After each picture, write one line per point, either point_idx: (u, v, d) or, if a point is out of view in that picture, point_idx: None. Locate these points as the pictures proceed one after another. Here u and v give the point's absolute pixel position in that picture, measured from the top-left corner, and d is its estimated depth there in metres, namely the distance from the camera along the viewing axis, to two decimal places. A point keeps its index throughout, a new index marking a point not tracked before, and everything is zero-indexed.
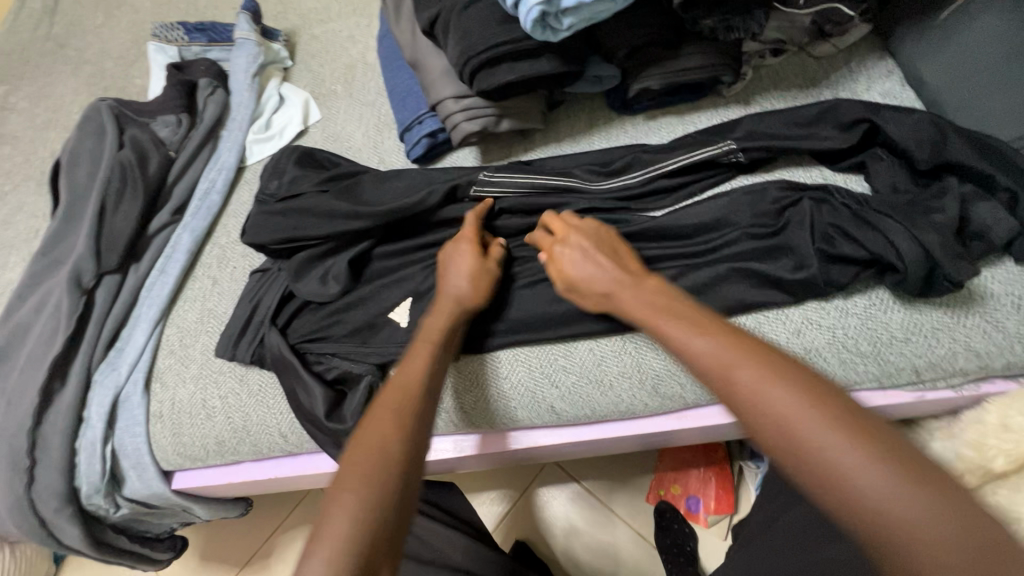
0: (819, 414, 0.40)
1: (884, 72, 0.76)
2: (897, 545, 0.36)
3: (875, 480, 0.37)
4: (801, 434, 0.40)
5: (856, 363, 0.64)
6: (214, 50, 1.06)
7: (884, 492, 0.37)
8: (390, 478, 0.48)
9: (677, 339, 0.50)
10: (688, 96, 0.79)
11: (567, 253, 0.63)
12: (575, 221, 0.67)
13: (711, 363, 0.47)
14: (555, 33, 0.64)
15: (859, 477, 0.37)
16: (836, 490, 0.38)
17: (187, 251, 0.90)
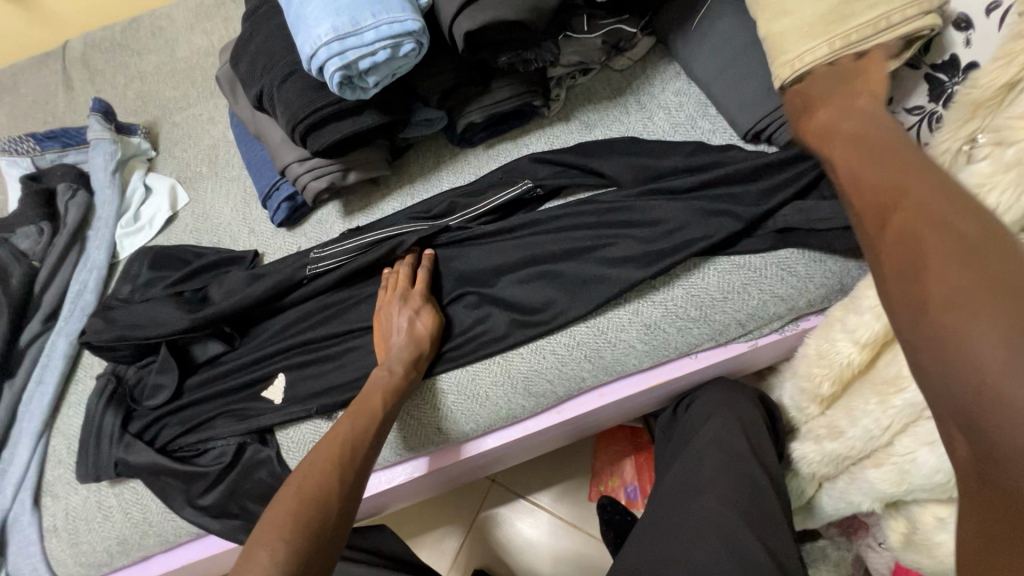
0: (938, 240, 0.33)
1: (673, 75, 0.87)
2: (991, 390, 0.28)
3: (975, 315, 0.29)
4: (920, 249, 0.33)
5: (690, 327, 0.72)
6: (70, 154, 1.07)
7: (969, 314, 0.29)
8: (302, 521, 0.53)
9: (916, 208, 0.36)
10: (515, 122, 0.87)
11: (395, 319, 0.73)
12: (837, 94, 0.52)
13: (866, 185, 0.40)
14: (365, 90, 0.70)
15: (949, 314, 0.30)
16: (982, 332, 0.28)
17: (64, 355, 0.88)
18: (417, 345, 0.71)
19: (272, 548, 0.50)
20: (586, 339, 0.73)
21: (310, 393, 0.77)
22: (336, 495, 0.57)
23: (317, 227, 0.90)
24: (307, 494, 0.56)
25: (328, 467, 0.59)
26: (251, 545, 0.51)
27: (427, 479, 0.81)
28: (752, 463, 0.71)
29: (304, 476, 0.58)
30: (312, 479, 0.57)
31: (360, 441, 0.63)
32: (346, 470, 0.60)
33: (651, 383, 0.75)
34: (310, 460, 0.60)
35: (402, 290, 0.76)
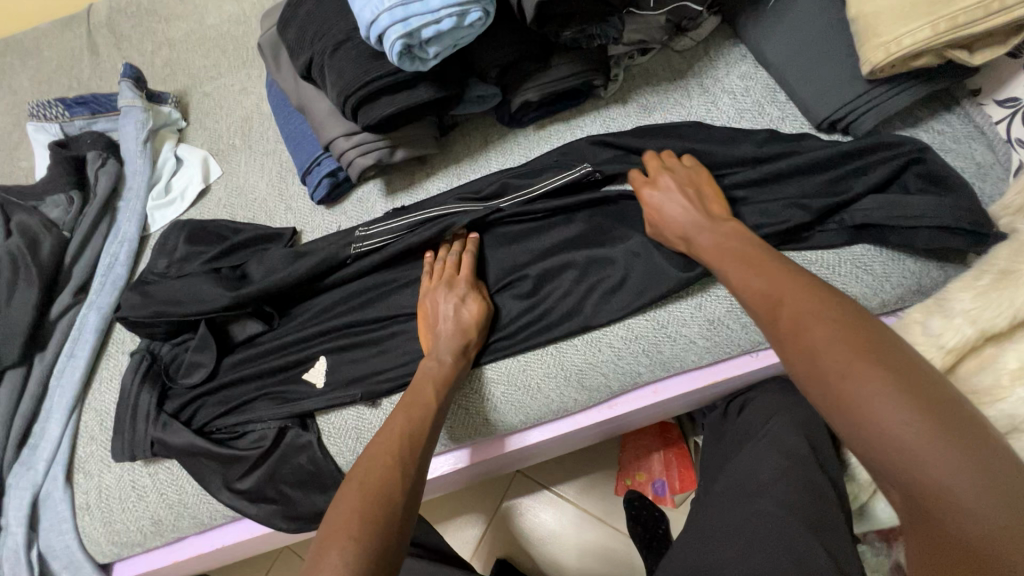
0: (862, 360, 0.40)
1: (738, 57, 0.82)
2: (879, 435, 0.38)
3: (853, 379, 0.40)
4: (837, 371, 0.41)
5: (755, 324, 0.69)
6: (99, 121, 1.03)
7: (860, 378, 0.39)
8: (370, 517, 0.51)
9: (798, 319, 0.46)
10: (569, 102, 0.83)
11: (440, 307, 0.70)
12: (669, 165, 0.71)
13: (763, 304, 0.50)
14: (424, 62, 0.66)
15: (850, 385, 0.40)
16: (849, 385, 0.40)
17: (96, 330, 0.86)
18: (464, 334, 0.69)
19: (343, 546, 0.48)
20: (644, 332, 0.70)
21: (353, 378, 0.74)
22: (399, 491, 0.54)
23: (357, 205, 0.87)
24: (371, 491, 0.53)
25: (389, 460, 0.56)
26: (320, 543, 0.49)
27: (468, 471, 0.79)
28: (814, 467, 0.68)
29: (368, 469, 0.55)
30: (374, 474, 0.55)
31: (418, 434, 0.61)
32: (407, 462, 0.57)
33: (708, 380, 0.72)
34: (368, 455, 0.57)
35: (444, 278, 0.72)
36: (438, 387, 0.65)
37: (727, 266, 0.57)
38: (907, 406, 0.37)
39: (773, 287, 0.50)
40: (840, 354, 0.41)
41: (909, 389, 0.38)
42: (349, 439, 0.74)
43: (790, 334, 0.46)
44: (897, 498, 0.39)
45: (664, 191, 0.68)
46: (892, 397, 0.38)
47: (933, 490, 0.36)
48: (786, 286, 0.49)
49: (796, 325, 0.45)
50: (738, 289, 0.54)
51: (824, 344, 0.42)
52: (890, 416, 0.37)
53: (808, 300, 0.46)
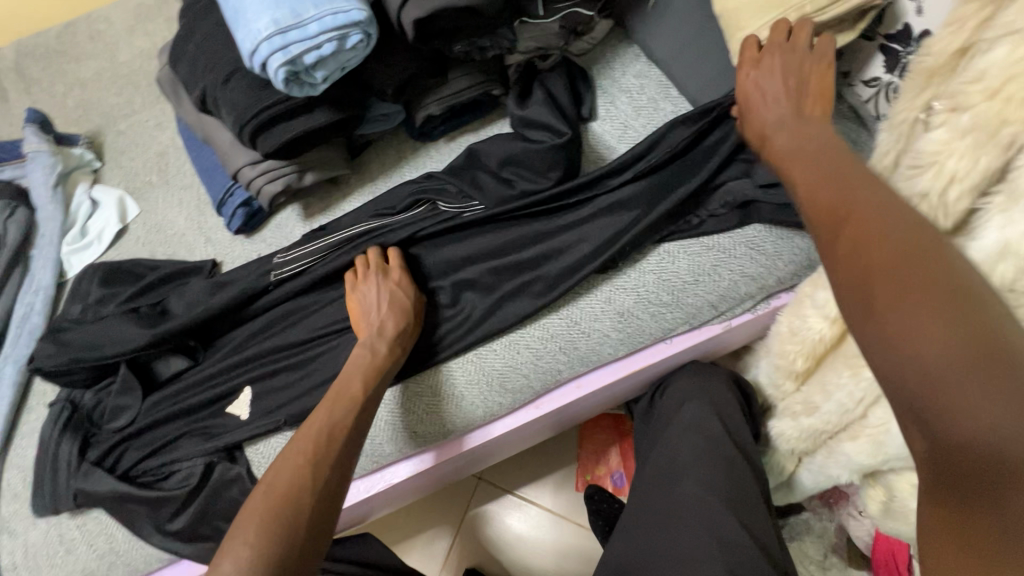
0: (911, 281, 0.36)
1: (633, 57, 0.85)
2: (917, 373, 0.34)
3: (908, 313, 0.35)
4: (880, 281, 0.38)
5: (663, 312, 0.71)
6: (6, 169, 1.00)
7: (915, 312, 0.35)
8: (282, 514, 0.52)
9: (846, 233, 0.41)
10: (475, 113, 0.85)
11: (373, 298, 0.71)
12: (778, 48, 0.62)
13: (819, 210, 0.45)
14: (313, 87, 0.67)
15: (907, 317, 0.35)
16: (902, 312, 0.36)
17: (13, 383, 0.84)
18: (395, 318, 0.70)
19: (250, 545, 0.49)
20: (559, 329, 0.72)
21: (278, 406, 0.74)
22: (308, 493, 0.55)
23: (276, 231, 0.87)
24: (279, 493, 0.54)
25: (305, 456, 0.57)
26: (227, 544, 0.50)
27: (403, 487, 0.79)
28: (729, 444, 0.70)
29: (284, 465, 0.56)
30: (290, 470, 0.56)
31: (338, 429, 0.61)
32: (324, 459, 0.58)
33: (626, 371, 0.74)
34: (282, 456, 0.58)
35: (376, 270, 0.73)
36: (364, 381, 0.66)
37: (789, 169, 0.52)
38: (961, 348, 0.33)
39: (831, 188, 0.45)
40: (903, 280, 0.37)
41: (956, 312, 0.34)
42: None
43: (841, 238, 0.41)
44: (915, 442, 0.35)
45: (765, 73, 0.62)
46: (940, 338, 0.34)
47: (967, 427, 0.32)
48: (855, 189, 0.43)
49: (864, 232, 0.40)
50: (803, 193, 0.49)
51: (886, 257, 0.38)
52: (932, 352, 0.34)
53: (867, 209, 0.42)
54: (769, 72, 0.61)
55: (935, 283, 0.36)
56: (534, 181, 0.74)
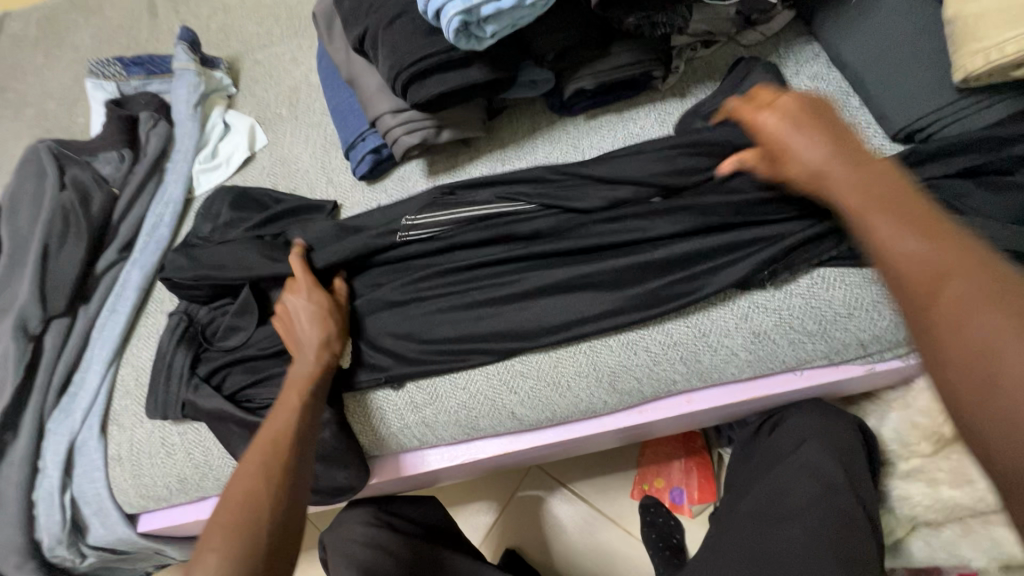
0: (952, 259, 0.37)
1: (811, 56, 0.77)
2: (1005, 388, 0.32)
3: (972, 319, 0.34)
4: (934, 271, 0.37)
5: (805, 342, 0.65)
6: (154, 83, 1.05)
7: (991, 318, 0.33)
8: (242, 521, 0.52)
9: (887, 239, 0.41)
10: (624, 93, 0.80)
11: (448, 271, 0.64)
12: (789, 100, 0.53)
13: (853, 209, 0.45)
14: (480, 41, 0.64)
15: (985, 329, 0.33)
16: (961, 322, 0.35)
17: (138, 287, 0.88)
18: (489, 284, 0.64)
19: (223, 551, 0.49)
20: (684, 338, 0.67)
21: (381, 359, 0.73)
22: (267, 499, 0.54)
23: (399, 182, 0.85)
24: (236, 499, 0.53)
25: (257, 465, 0.56)
26: (202, 544, 0.51)
27: (487, 461, 0.78)
28: (850, 497, 0.64)
29: (250, 469, 0.56)
30: (253, 475, 0.56)
31: (287, 436, 0.60)
32: (283, 470, 0.57)
33: (747, 396, 0.69)
34: (250, 456, 0.57)
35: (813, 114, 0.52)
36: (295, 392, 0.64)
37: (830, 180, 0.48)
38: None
39: (865, 190, 0.45)
40: (966, 283, 0.35)
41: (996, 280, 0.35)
42: (374, 419, 0.74)
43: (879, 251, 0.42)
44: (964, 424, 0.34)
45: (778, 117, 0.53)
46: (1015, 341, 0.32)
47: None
48: (879, 179, 0.45)
49: (904, 245, 0.39)
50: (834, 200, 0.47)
51: (919, 262, 0.38)
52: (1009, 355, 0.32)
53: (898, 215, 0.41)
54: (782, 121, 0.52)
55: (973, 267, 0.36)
56: (679, 181, 0.68)
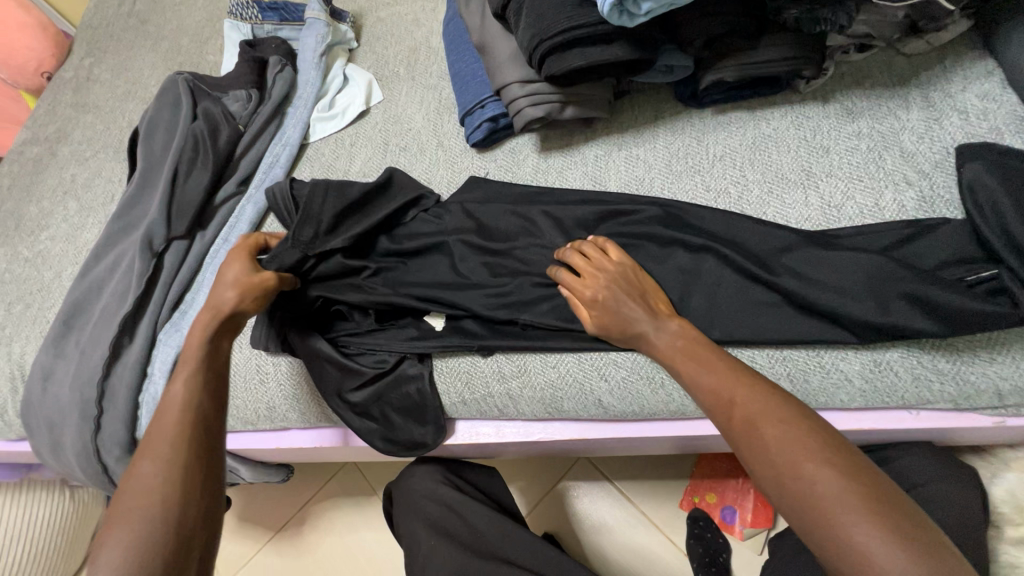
0: (817, 463, 0.45)
1: (983, 73, 0.70)
2: (761, 444, 0.49)
3: (748, 399, 0.52)
4: (790, 467, 0.46)
5: (930, 381, 0.60)
6: (285, 29, 1.10)
7: (709, 380, 0.55)
8: (133, 529, 0.49)
9: (688, 374, 0.57)
10: (762, 89, 0.76)
11: (640, 327, 0.62)
12: (602, 276, 0.65)
13: (715, 400, 0.54)
14: (632, 19, 0.62)
15: (727, 391, 0.53)
16: (758, 404, 0.51)
17: (250, 222, 0.93)
18: (624, 338, 0.64)
19: (111, 556, 0.48)
20: (795, 356, 0.63)
21: (476, 326, 0.74)
22: (172, 505, 0.51)
23: (510, 154, 0.85)
24: (134, 507, 0.50)
25: (157, 463, 0.53)
26: (105, 528, 0.50)
27: (562, 444, 0.77)
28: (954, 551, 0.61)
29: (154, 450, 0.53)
30: (156, 455, 0.53)
31: (196, 417, 0.57)
32: (192, 464, 0.53)
33: (852, 426, 0.65)
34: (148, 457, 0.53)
35: (630, 275, 0.66)
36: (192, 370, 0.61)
37: (681, 367, 0.58)
38: (782, 405, 0.50)
39: (727, 386, 0.54)
40: (756, 395, 0.52)
41: (854, 488, 0.44)
42: (459, 383, 0.75)
43: (749, 442, 0.50)
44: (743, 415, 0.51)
45: (607, 297, 0.64)
46: (743, 388, 0.53)
47: (806, 487, 0.45)
48: (738, 388, 0.53)
49: (700, 370, 0.57)
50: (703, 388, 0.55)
51: (785, 452, 0.47)
52: (777, 427, 0.49)
53: (758, 407, 0.51)
54: (600, 291, 0.64)
55: (831, 464, 0.45)
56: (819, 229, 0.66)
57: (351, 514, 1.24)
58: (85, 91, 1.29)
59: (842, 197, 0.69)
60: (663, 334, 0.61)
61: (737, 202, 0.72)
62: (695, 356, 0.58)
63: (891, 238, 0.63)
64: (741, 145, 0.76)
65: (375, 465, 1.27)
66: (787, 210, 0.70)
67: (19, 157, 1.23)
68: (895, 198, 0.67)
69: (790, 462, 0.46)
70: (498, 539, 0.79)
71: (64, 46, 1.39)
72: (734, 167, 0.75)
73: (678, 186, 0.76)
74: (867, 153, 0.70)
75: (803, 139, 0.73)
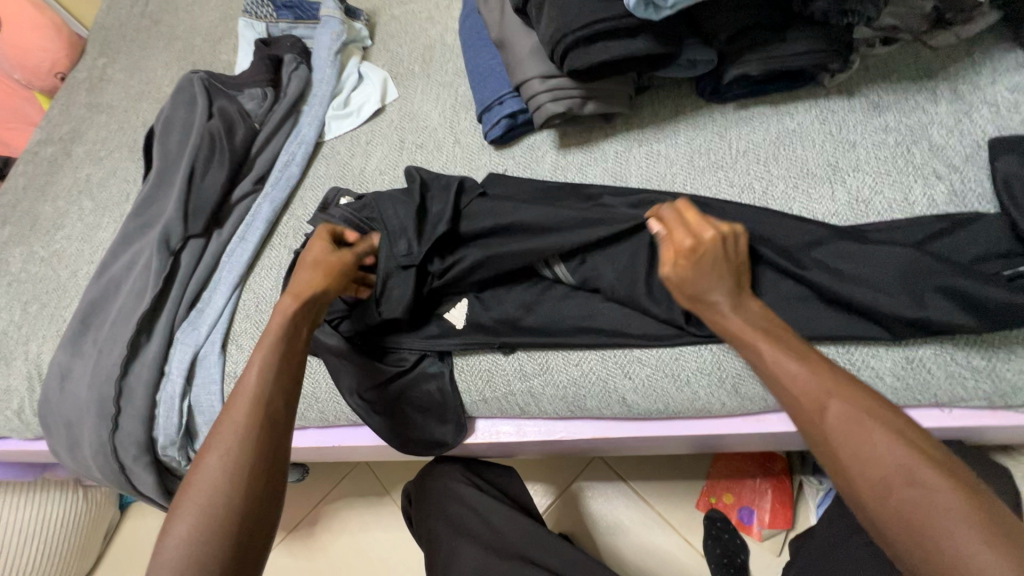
0: (930, 474, 0.40)
1: (1013, 65, 0.69)
2: (860, 454, 0.42)
3: (845, 402, 0.45)
4: (899, 477, 0.41)
5: (965, 378, 0.59)
6: (299, 27, 1.10)
7: (798, 372, 0.47)
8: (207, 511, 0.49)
9: (771, 362, 0.49)
10: (786, 84, 0.75)
11: (713, 295, 0.54)
12: (706, 240, 0.56)
13: (803, 397, 0.46)
14: (658, 11, 0.62)
15: (818, 391, 0.46)
16: (853, 408, 0.44)
17: (266, 220, 0.93)
18: (689, 299, 0.56)
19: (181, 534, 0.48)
20: (825, 354, 0.62)
21: (497, 324, 0.73)
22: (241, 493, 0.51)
23: (529, 151, 0.84)
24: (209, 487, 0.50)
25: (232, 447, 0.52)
26: (175, 508, 0.50)
27: (583, 443, 0.77)
28: None
29: (223, 441, 0.52)
30: (228, 440, 0.53)
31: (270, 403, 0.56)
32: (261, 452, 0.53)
33: None
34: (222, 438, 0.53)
35: (736, 253, 0.57)
36: (266, 351, 0.59)
37: (757, 348, 0.50)
38: (882, 412, 0.44)
39: (821, 383, 0.46)
40: (851, 399, 0.45)
41: (969, 502, 0.39)
42: (479, 382, 0.74)
43: (845, 446, 0.44)
44: (835, 418, 0.44)
45: (699, 262, 0.55)
46: (836, 388, 0.46)
47: (917, 509, 0.39)
48: (832, 384, 0.46)
49: (782, 363, 0.48)
50: (786, 382, 0.48)
51: (896, 466, 0.41)
52: (877, 437, 0.43)
53: (856, 406, 0.44)
54: (692, 254, 0.56)
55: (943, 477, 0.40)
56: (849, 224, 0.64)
57: (365, 514, 1.23)
58: (99, 92, 1.29)
59: (871, 191, 0.68)
60: (738, 311, 0.53)
61: (762, 197, 0.71)
62: (781, 344, 0.50)
63: (922, 233, 0.62)
64: (766, 140, 0.75)
65: (387, 465, 1.26)
66: (814, 205, 0.69)
67: (34, 156, 1.23)
68: (925, 192, 0.66)
69: (896, 479, 0.41)
70: (519, 539, 0.78)
71: (77, 46, 1.40)
72: (758, 162, 0.74)
73: (701, 181, 0.75)
74: (895, 147, 0.69)
75: (828, 133, 0.72)
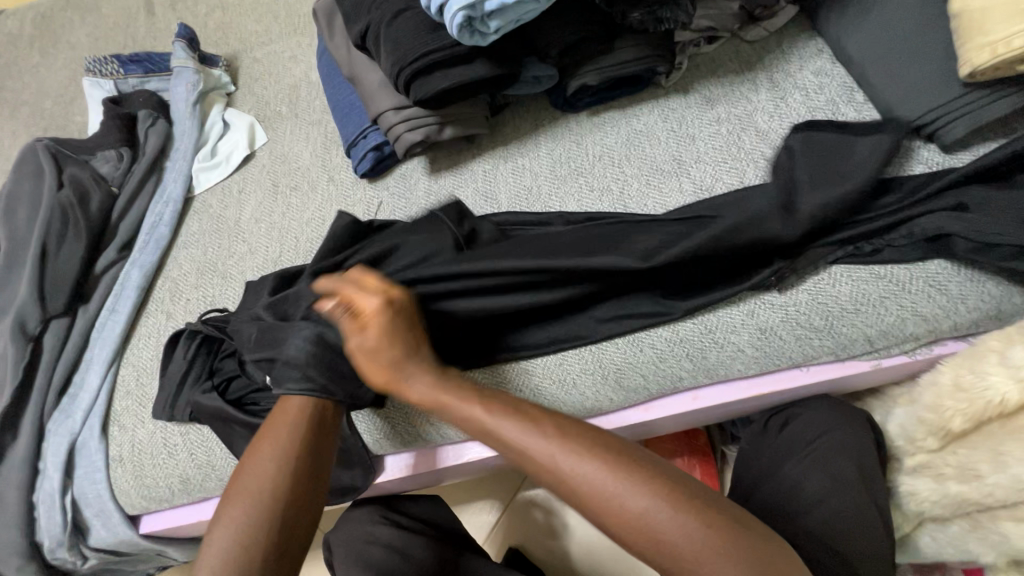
0: (672, 510, 0.45)
1: (814, 52, 0.77)
2: (611, 507, 0.46)
3: (578, 462, 0.48)
4: (646, 530, 0.45)
5: (811, 338, 0.65)
6: (153, 80, 1.05)
7: (529, 442, 0.51)
8: (252, 512, 0.55)
9: (500, 430, 0.53)
10: (627, 89, 0.79)
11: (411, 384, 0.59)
12: (356, 327, 0.61)
13: (536, 464, 0.50)
14: (484, 36, 0.65)
15: (553, 460, 0.49)
16: (585, 466, 0.48)
17: (137, 287, 0.89)
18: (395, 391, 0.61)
19: (229, 531, 0.54)
20: (691, 336, 0.66)
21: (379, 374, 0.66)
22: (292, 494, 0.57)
23: (401, 180, 0.85)
24: (259, 487, 0.56)
25: (279, 453, 0.58)
26: (217, 517, 0.55)
27: (487, 459, 0.77)
28: (861, 494, 0.65)
29: (273, 440, 0.59)
30: (269, 451, 0.58)
31: (316, 414, 0.62)
32: (308, 463, 0.59)
33: (753, 392, 0.69)
34: (267, 451, 0.58)
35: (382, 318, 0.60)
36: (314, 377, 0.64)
37: (485, 432, 0.54)
38: (604, 465, 0.48)
39: (548, 442, 0.50)
40: (579, 452, 0.49)
41: (709, 524, 0.44)
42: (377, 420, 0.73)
43: (591, 509, 0.47)
44: (582, 473, 0.48)
45: (363, 348, 0.60)
46: (571, 451, 0.49)
47: (673, 544, 0.44)
48: (557, 446, 0.49)
49: (517, 435, 0.51)
50: (515, 450, 0.51)
51: (638, 506, 0.46)
52: (621, 486, 0.46)
53: (582, 456, 0.48)
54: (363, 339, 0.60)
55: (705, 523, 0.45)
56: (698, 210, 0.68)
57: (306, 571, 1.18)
58: None
59: (712, 180, 0.73)
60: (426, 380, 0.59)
61: (620, 198, 0.76)
62: (501, 412, 0.54)
63: None
64: (618, 142, 0.79)
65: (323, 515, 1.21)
66: (665, 199, 0.74)
67: None
68: (756, 174, 0.72)
69: (649, 520, 0.45)
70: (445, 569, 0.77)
71: None
72: (613, 165, 0.78)
73: (565, 189, 0.78)
74: (727, 135, 0.75)
75: (671, 130, 0.78)
